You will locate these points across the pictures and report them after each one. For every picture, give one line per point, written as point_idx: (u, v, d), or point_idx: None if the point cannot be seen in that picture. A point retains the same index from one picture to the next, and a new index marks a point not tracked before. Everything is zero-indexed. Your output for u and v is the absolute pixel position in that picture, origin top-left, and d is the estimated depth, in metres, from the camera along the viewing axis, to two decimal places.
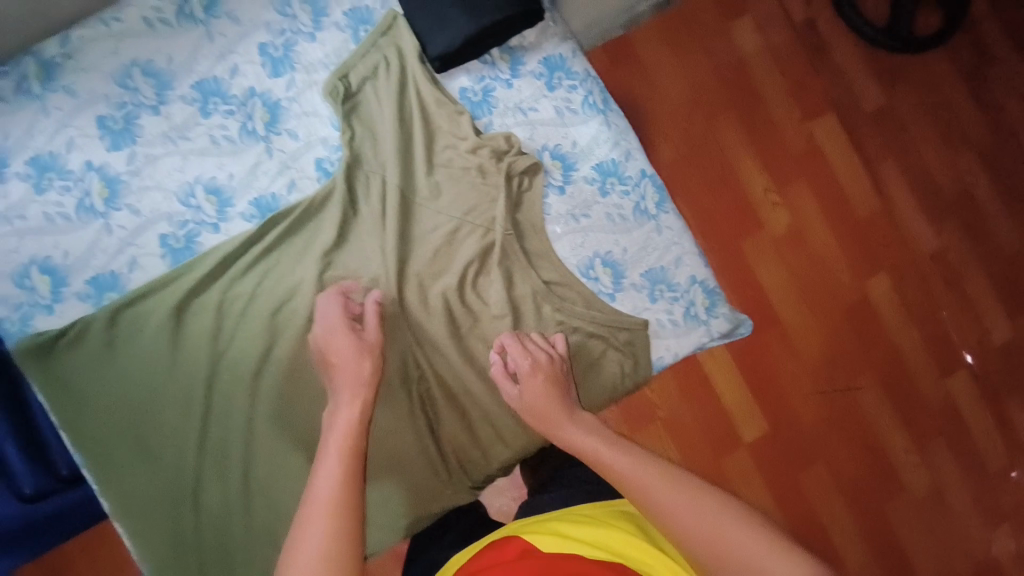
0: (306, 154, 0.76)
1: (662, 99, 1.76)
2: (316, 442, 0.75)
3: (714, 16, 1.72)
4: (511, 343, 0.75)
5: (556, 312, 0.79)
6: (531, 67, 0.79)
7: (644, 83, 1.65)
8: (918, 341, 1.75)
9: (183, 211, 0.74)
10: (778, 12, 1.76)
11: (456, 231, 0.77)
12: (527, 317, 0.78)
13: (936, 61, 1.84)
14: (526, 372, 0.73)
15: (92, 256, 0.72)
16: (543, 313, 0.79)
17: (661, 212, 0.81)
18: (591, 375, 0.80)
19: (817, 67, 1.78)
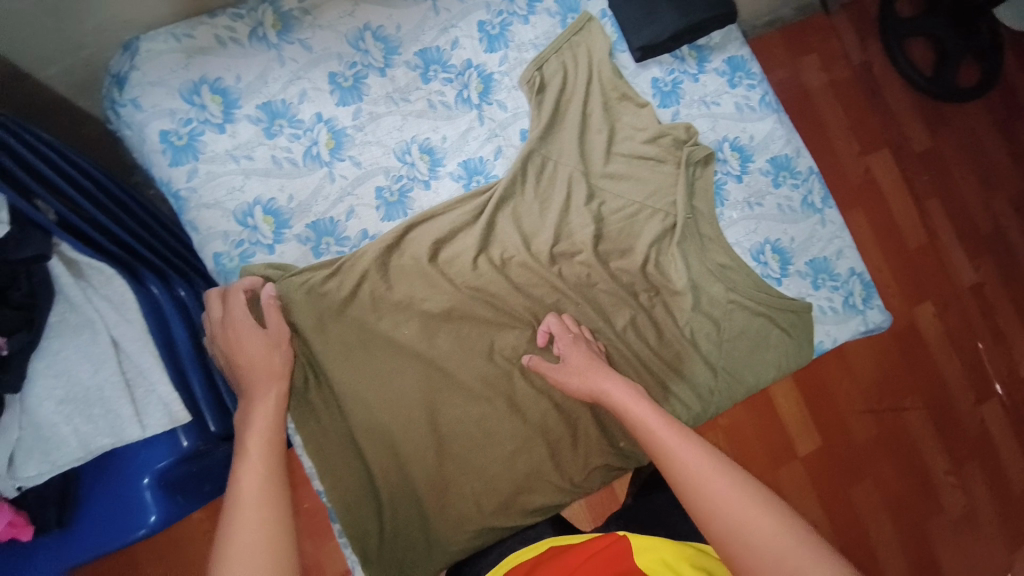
0: (513, 124, 0.81)
1: None
2: (505, 395, 0.78)
3: (784, 51, 1.84)
4: (557, 327, 0.76)
5: (730, 292, 0.83)
6: (716, 65, 0.86)
7: None
8: (958, 366, 1.83)
9: (399, 166, 0.78)
10: (840, 51, 1.90)
11: (638, 212, 0.82)
12: (702, 294, 0.83)
13: (975, 109, 1.98)
14: (569, 345, 0.74)
15: (314, 201, 0.75)
16: (714, 294, 0.83)
17: (826, 207, 0.88)
18: (756, 353, 0.83)
19: (873, 105, 1.91)
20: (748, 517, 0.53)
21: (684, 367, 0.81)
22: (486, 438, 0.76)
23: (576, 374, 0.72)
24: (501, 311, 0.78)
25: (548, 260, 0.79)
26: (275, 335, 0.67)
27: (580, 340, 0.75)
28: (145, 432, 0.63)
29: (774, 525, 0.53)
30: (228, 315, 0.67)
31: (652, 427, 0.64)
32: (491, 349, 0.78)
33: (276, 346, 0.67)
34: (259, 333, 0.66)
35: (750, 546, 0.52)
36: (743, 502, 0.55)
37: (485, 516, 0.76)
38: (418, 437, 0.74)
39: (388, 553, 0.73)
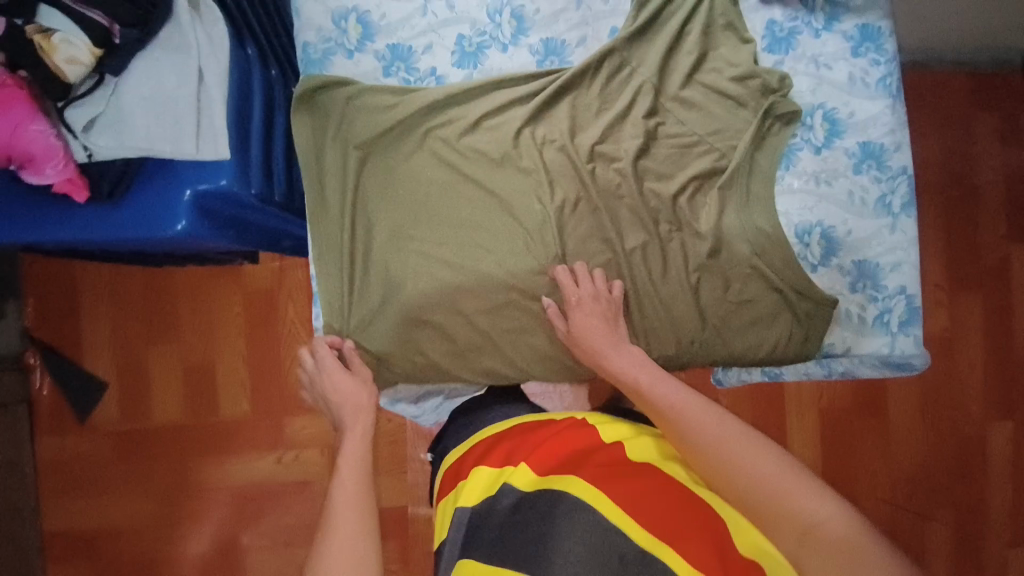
0: (606, 20, 0.81)
1: None
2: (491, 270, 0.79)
3: (964, 98, 1.69)
4: (567, 279, 0.77)
5: (758, 261, 0.78)
6: (846, 28, 0.79)
7: None
8: (1012, 508, 1.66)
9: (486, 22, 0.81)
10: None
11: (693, 146, 0.80)
12: (723, 250, 0.79)
13: None
14: (575, 304, 0.76)
15: (402, 27, 0.81)
16: (739, 252, 0.79)
17: (904, 214, 0.78)
18: (752, 327, 0.79)
19: None
20: (745, 464, 0.59)
21: (677, 310, 0.79)
22: (463, 295, 0.79)
23: (589, 355, 0.76)
24: (525, 186, 0.79)
25: (586, 154, 0.79)
26: (363, 376, 0.80)
27: (589, 294, 0.77)
28: (197, 153, 0.73)
29: (782, 475, 0.58)
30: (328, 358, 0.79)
31: (649, 389, 0.70)
32: (490, 216, 0.79)
33: (365, 385, 0.79)
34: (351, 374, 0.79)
35: (761, 501, 0.57)
36: (740, 449, 0.60)
37: (441, 358, 0.81)
38: (412, 267, 0.79)
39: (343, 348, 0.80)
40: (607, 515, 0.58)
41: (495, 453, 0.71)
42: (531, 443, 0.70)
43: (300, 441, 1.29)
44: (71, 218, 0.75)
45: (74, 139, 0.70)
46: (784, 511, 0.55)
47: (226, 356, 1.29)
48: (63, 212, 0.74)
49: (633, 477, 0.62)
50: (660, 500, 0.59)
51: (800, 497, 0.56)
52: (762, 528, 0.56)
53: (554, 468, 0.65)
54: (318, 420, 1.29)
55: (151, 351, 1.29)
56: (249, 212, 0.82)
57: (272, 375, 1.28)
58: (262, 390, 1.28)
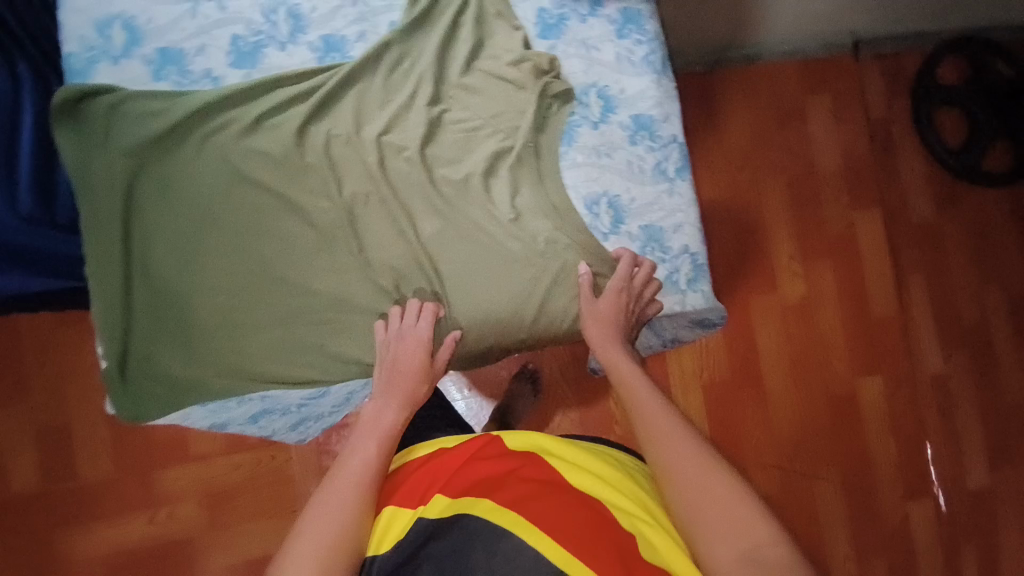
0: (384, 14, 0.83)
1: (724, 136, 1.82)
2: (282, 275, 0.79)
3: (796, 84, 1.85)
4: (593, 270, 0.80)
5: (554, 233, 0.81)
6: (609, 13, 0.85)
7: (706, 120, 1.81)
8: (893, 458, 1.78)
9: (260, 22, 0.81)
10: (857, 99, 1.89)
11: (477, 130, 0.82)
12: (519, 226, 0.81)
13: (992, 199, 1.92)
14: (610, 294, 0.79)
15: (171, 30, 0.79)
16: (535, 228, 0.81)
17: (678, 178, 0.84)
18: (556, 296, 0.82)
19: (880, 167, 1.88)
20: (706, 483, 0.60)
21: (479, 289, 0.81)
22: (264, 298, 0.79)
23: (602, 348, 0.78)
24: (315, 183, 0.79)
25: (371, 145, 0.80)
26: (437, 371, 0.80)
27: (622, 291, 0.79)
28: None
29: (732, 499, 0.58)
30: (405, 333, 0.78)
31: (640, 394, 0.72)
32: (275, 211, 0.79)
33: (431, 378, 0.79)
34: (426, 359, 0.78)
35: (708, 517, 0.58)
36: (700, 469, 0.61)
37: (249, 361, 0.79)
38: (205, 273, 0.78)
39: (142, 359, 0.79)
40: (513, 530, 0.55)
41: (405, 494, 0.65)
42: (440, 474, 0.65)
43: (172, 496, 1.19)
44: None
45: None
46: (732, 532, 0.56)
47: (78, 410, 1.18)
48: None
49: (552, 494, 0.59)
50: (577, 524, 0.56)
51: (752, 518, 0.57)
52: (705, 541, 0.57)
53: (463, 489, 0.61)
54: (190, 470, 1.20)
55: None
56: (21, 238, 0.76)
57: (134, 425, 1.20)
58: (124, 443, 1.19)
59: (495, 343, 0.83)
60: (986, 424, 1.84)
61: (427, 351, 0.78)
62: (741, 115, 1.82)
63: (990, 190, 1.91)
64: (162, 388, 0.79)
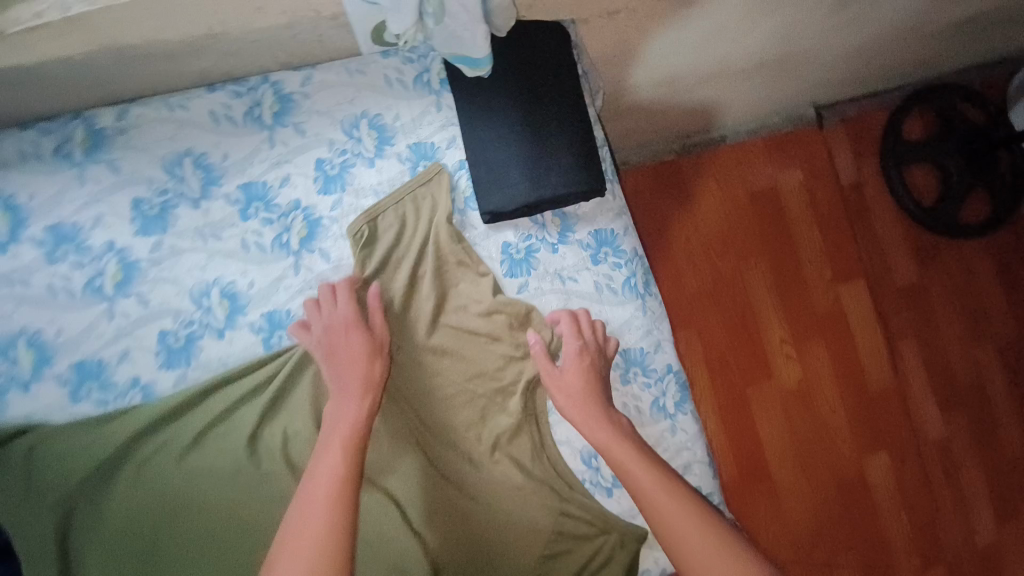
0: (332, 277, 0.73)
1: (700, 221, 1.76)
2: None
3: (765, 158, 1.79)
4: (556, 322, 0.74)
5: (563, 502, 0.74)
6: (580, 237, 0.77)
7: (680, 208, 1.75)
8: (907, 532, 1.73)
9: (191, 310, 0.71)
10: (827, 166, 1.84)
11: (456, 395, 0.74)
12: (519, 499, 0.73)
13: (973, 249, 1.89)
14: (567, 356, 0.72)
15: (86, 338, 0.69)
16: (542, 498, 0.73)
17: (679, 413, 0.77)
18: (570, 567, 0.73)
19: (856, 230, 1.84)
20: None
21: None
22: None
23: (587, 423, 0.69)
24: (273, 494, 0.68)
25: None
26: (379, 335, 0.69)
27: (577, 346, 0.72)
28: None
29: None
30: (330, 320, 0.69)
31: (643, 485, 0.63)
32: (233, 536, 0.67)
33: (372, 351, 0.68)
34: (360, 330, 0.68)
35: None
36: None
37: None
38: None
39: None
40: None
41: None
42: None
43: None
44: None
45: None
46: None
47: None
48: None
49: None
50: None
51: None
52: None
53: None
54: None
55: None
56: None
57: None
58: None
59: None
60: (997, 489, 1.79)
61: (352, 321, 0.68)
62: (712, 201, 1.76)
63: (967, 241, 1.89)
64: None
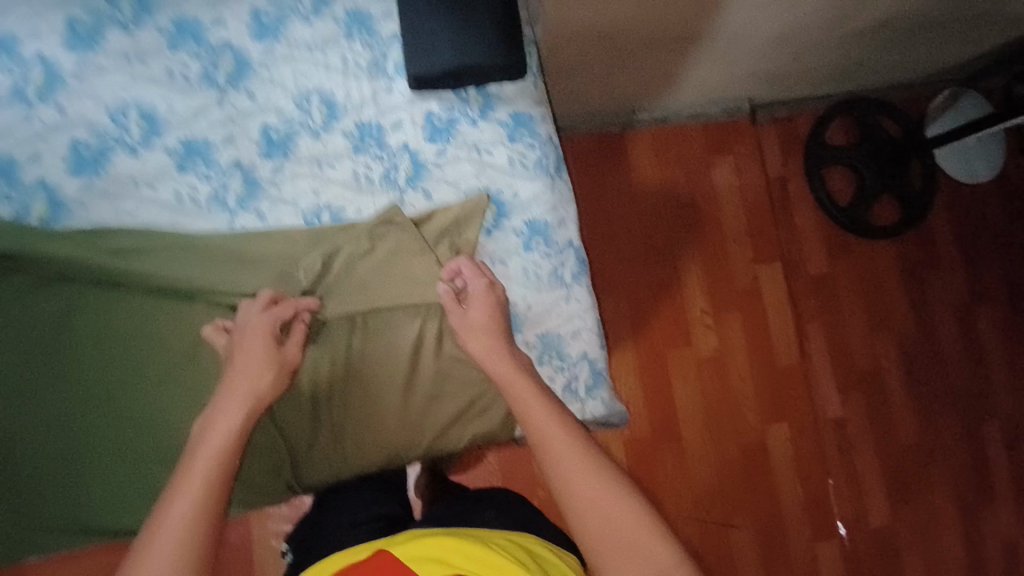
0: (255, 117, 0.77)
1: (632, 180, 1.66)
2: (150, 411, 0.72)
3: (704, 131, 1.71)
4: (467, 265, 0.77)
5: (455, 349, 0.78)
6: (500, 116, 0.84)
7: (611, 164, 1.65)
8: (799, 498, 1.60)
9: (109, 126, 0.73)
10: (774, 146, 1.74)
11: (378, 231, 0.78)
12: (423, 348, 0.77)
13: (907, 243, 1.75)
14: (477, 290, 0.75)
15: (1, 136, 0.71)
16: (442, 347, 0.78)
17: (575, 284, 0.83)
18: (459, 407, 0.78)
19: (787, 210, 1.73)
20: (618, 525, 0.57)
21: (368, 415, 0.76)
22: (135, 427, 0.72)
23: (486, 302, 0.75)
24: (183, 301, 0.74)
25: (245, 262, 0.75)
26: (286, 357, 0.69)
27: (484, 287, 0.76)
28: None
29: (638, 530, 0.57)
30: (250, 323, 0.69)
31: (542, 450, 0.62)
32: (142, 334, 0.73)
33: (277, 367, 0.68)
34: (269, 344, 0.68)
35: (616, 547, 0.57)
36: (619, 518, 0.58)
37: (103, 500, 0.71)
38: (54, 397, 0.71)
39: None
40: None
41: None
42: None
43: None
44: None
45: None
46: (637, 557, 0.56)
47: None
48: None
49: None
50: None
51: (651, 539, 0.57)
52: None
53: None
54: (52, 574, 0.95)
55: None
56: None
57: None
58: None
59: (393, 460, 0.78)
60: (905, 500, 1.65)
61: (267, 331, 0.69)
62: (648, 162, 1.67)
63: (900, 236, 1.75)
64: (5, 532, 0.70)
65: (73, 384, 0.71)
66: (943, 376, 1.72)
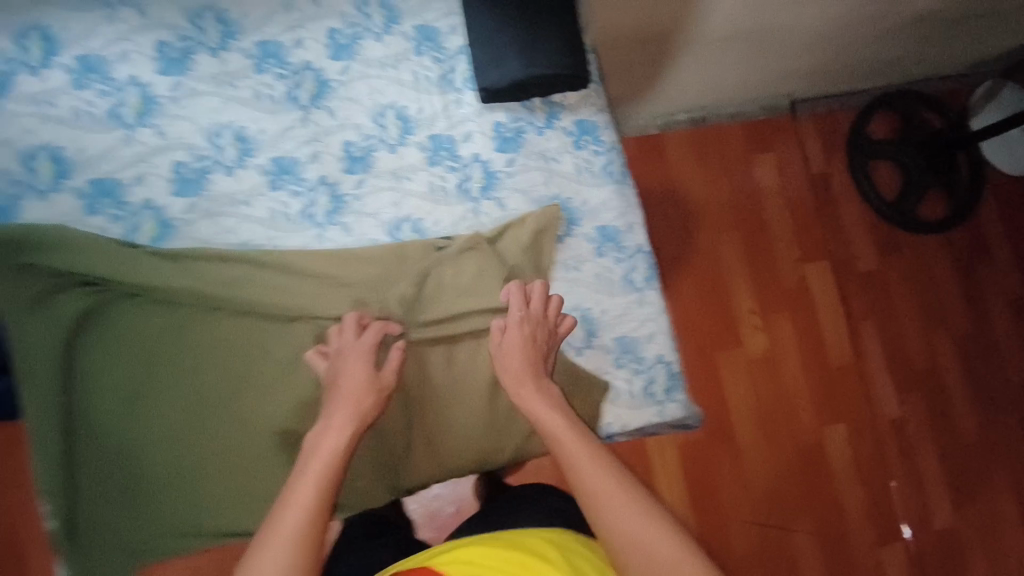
0: (337, 133, 0.80)
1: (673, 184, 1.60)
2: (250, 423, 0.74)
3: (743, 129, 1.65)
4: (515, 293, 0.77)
5: None
6: (564, 125, 0.85)
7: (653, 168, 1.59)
8: (863, 501, 1.53)
9: (205, 147, 0.76)
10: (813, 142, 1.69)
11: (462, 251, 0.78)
12: None
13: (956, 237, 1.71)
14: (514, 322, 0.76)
15: (104, 160, 0.73)
16: None
17: (648, 287, 0.83)
18: None
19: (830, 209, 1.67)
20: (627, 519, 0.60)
21: (457, 422, 0.78)
22: (235, 441, 0.74)
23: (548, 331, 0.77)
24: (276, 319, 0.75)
25: (338, 282, 0.77)
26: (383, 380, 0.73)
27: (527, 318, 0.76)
28: None
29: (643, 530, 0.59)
30: (349, 350, 0.73)
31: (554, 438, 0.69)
32: (239, 350, 0.74)
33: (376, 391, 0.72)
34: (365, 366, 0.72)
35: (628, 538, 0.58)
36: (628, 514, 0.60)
37: (207, 515, 0.74)
38: (160, 420, 0.72)
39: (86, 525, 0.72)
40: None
41: None
42: None
43: None
44: None
45: None
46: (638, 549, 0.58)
47: None
48: None
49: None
50: None
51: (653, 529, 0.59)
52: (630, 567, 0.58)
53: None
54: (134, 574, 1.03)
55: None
56: None
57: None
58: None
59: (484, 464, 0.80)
60: (967, 498, 1.60)
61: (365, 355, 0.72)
62: (688, 163, 1.61)
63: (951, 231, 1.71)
64: (116, 548, 0.73)
65: (176, 405, 0.73)
66: (1001, 375, 1.67)
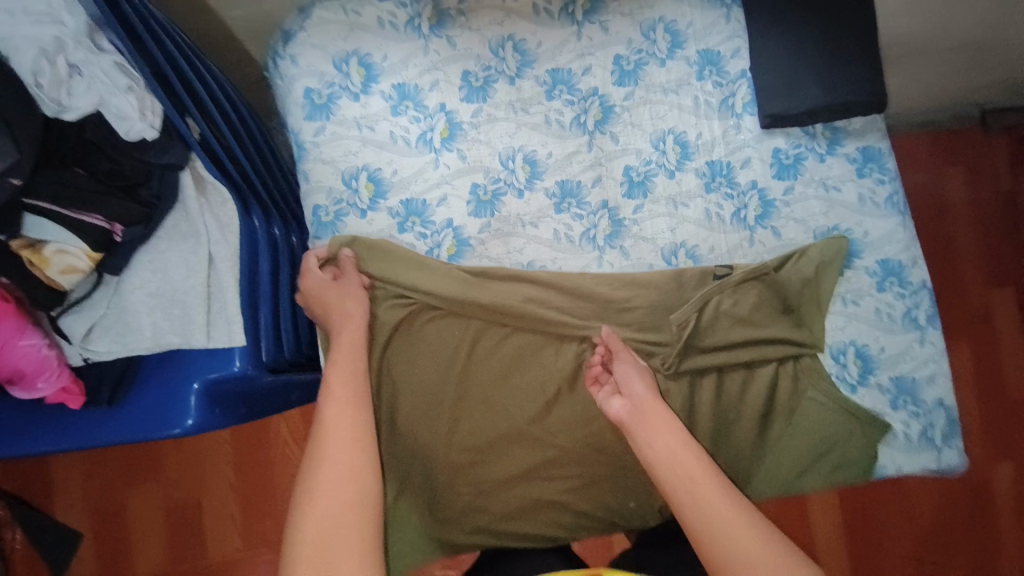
0: (620, 158, 0.81)
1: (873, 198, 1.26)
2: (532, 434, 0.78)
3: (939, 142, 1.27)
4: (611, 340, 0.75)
5: (813, 388, 0.80)
6: (848, 151, 0.82)
7: None
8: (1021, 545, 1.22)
9: (500, 169, 0.80)
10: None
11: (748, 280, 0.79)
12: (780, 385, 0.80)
13: None
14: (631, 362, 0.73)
15: (414, 180, 0.79)
16: (798, 387, 0.80)
17: (931, 327, 0.81)
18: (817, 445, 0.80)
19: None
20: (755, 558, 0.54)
21: (730, 453, 0.79)
22: (523, 454, 0.78)
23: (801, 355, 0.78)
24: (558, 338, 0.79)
25: (624, 305, 0.78)
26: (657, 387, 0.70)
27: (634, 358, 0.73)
28: (210, 344, 0.73)
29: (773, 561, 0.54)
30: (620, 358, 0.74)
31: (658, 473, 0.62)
32: (526, 366, 0.79)
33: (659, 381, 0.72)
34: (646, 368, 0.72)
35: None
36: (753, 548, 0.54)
37: (487, 517, 0.78)
38: (453, 426, 0.78)
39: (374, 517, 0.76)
40: None
41: None
42: None
43: None
44: (72, 421, 0.72)
45: (69, 346, 0.70)
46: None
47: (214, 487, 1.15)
48: (92, 425, 0.72)
49: None
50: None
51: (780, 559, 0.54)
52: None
53: None
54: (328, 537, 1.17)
55: (131, 492, 1.14)
56: (263, 383, 0.78)
57: (273, 503, 1.13)
58: (262, 517, 1.12)
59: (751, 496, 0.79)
60: None
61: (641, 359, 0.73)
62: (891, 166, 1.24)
63: None
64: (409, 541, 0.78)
65: (468, 413, 0.78)
66: None
